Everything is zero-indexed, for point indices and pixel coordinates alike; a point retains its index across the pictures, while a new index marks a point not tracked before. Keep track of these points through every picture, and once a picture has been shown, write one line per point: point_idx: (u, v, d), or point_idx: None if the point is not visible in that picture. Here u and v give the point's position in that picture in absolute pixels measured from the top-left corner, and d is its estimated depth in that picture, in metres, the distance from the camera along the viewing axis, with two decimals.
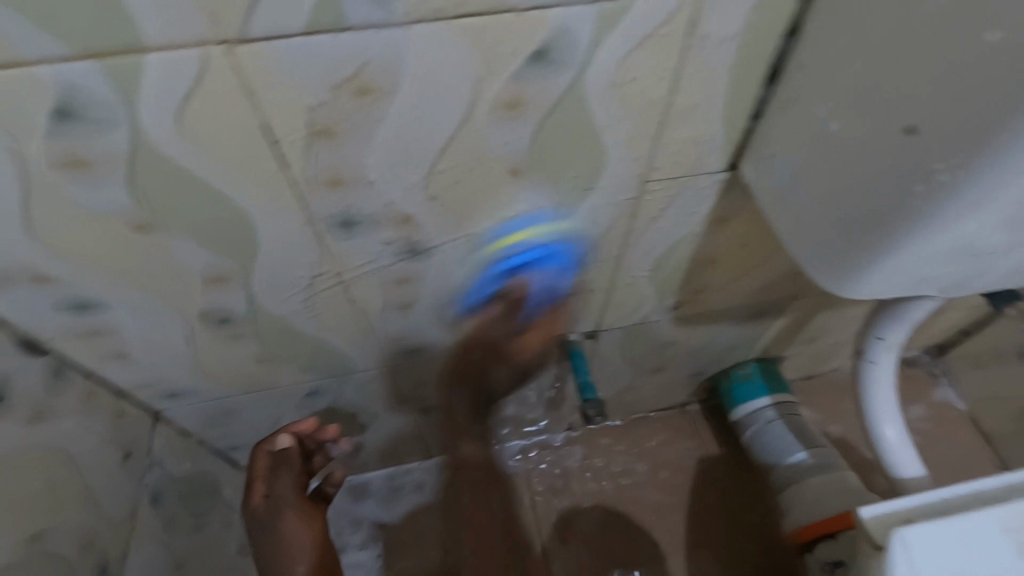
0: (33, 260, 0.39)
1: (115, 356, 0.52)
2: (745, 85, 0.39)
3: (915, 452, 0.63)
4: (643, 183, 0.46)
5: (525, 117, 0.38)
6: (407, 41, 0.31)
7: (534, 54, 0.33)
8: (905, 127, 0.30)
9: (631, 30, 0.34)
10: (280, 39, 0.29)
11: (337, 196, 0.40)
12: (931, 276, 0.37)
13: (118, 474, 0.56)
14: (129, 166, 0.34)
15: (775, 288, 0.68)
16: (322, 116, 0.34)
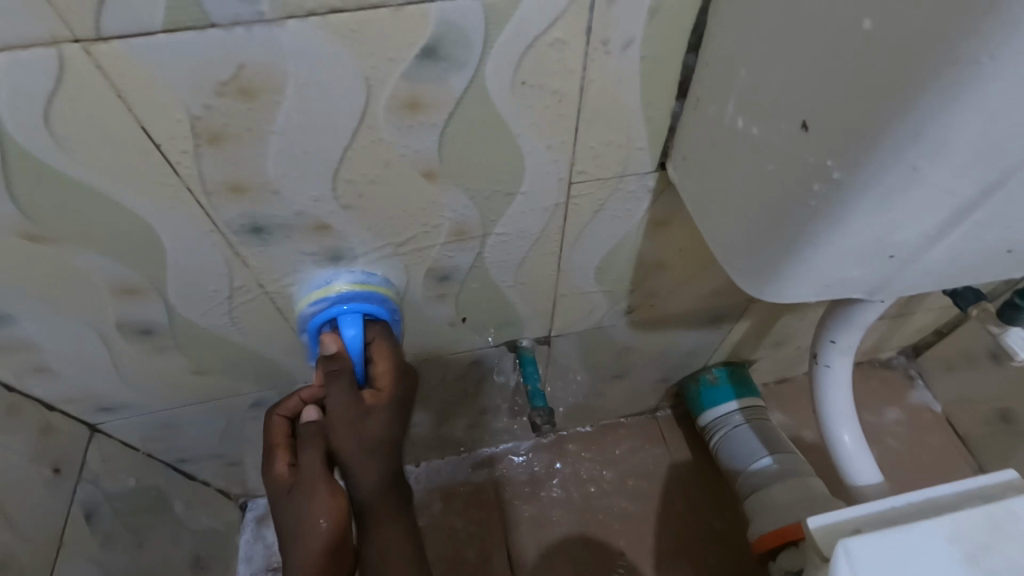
0: None
1: (34, 367, 0.50)
2: (660, 82, 0.38)
3: (873, 458, 0.61)
4: (569, 185, 0.45)
5: (428, 118, 0.36)
6: (283, 38, 0.30)
7: (424, 52, 0.32)
8: (801, 123, 0.29)
9: (525, 24, 0.32)
10: (141, 38, 0.28)
11: (239, 201, 0.38)
12: (852, 282, 0.36)
13: (46, 490, 0.54)
14: (5, 173, 0.33)
15: (730, 290, 0.66)
16: (204, 118, 0.32)
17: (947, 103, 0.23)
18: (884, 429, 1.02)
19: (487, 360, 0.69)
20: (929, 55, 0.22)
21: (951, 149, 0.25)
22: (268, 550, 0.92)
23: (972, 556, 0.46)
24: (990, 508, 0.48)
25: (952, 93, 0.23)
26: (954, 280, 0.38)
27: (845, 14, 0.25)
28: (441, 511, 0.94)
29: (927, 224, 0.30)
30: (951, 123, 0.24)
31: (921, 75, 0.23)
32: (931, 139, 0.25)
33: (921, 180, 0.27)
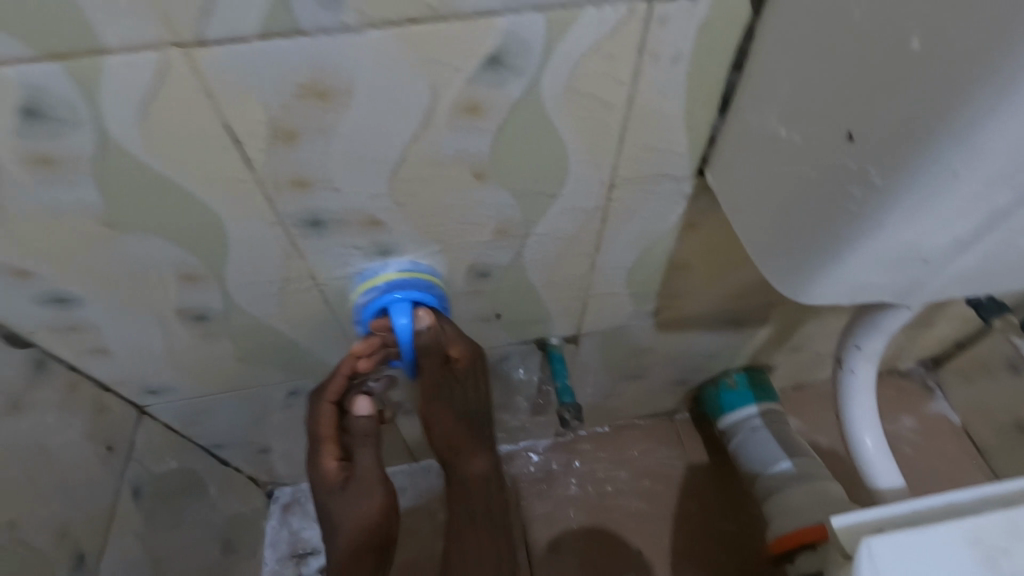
0: (9, 255, 0.40)
1: (94, 349, 0.53)
2: (704, 93, 0.40)
3: (895, 463, 0.62)
4: (609, 188, 0.47)
5: (485, 121, 0.38)
6: (362, 46, 0.32)
7: (489, 60, 0.34)
8: (846, 133, 0.31)
9: (583, 36, 0.34)
10: (235, 43, 0.30)
11: (303, 196, 0.41)
12: (885, 284, 0.38)
13: (100, 467, 0.57)
14: (99, 166, 0.35)
15: (755, 294, 0.68)
16: (282, 117, 0.35)
17: (991, 123, 0.25)
18: (900, 438, 1.02)
19: (515, 357, 0.71)
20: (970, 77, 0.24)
21: (987, 163, 0.27)
22: (293, 536, 0.95)
23: (993, 559, 0.47)
24: (1011, 512, 0.49)
25: (992, 113, 0.24)
26: (984, 286, 0.39)
27: (893, 33, 0.27)
28: None
29: (963, 230, 0.32)
30: (988, 140, 0.25)
31: (966, 94, 0.24)
32: (969, 154, 0.26)
33: (961, 190, 0.28)
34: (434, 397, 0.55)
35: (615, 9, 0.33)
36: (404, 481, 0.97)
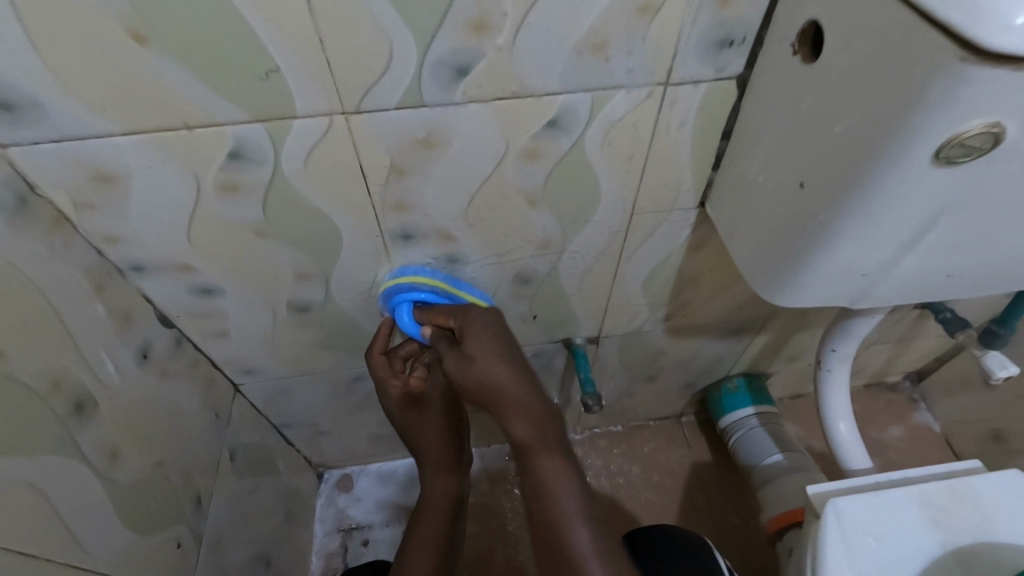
0: (183, 254, 0.54)
1: (217, 332, 0.66)
2: (704, 146, 0.53)
3: (863, 448, 0.74)
4: (631, 214, 0.60)
5: (541, 162, 0.52)
6: (462, 113, 0.46)
7: (548, 122, 0.48)
8: (800, 183, 0.43)
9: (616, 108, 0.48)
10: (378, 111, 0.44)
11: (401, 215, 0.54)
12: (840, 292, 0.50)
13: (210, 429, 0.70)
14: (266, 190, 0.49)
15: (750, 306, 0.80)
16: (399, 159, 0.49)
17: (885, 184, 0.37)
18: (886, 444, 1.13)
19: (545, 354, 0.84)
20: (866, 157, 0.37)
21: (888, 209, 0.39)
22: (339, 513, 1.07)
23: (935, 518, 0.59)
24: (951, 483, 0.60)
25: (883, 179, 0.37)
26: (916, 295, 0.51)
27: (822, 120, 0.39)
28: (487, 489, 1.09)
29: (886, 251, 0.44)
30: (884, 194, 0.38)
31: (865, 165, 0.37)
32: (875, 203, 0.39)
33: (876, 224, 0.41)
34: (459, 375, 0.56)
35: (641, 90, 0.47)
36: None
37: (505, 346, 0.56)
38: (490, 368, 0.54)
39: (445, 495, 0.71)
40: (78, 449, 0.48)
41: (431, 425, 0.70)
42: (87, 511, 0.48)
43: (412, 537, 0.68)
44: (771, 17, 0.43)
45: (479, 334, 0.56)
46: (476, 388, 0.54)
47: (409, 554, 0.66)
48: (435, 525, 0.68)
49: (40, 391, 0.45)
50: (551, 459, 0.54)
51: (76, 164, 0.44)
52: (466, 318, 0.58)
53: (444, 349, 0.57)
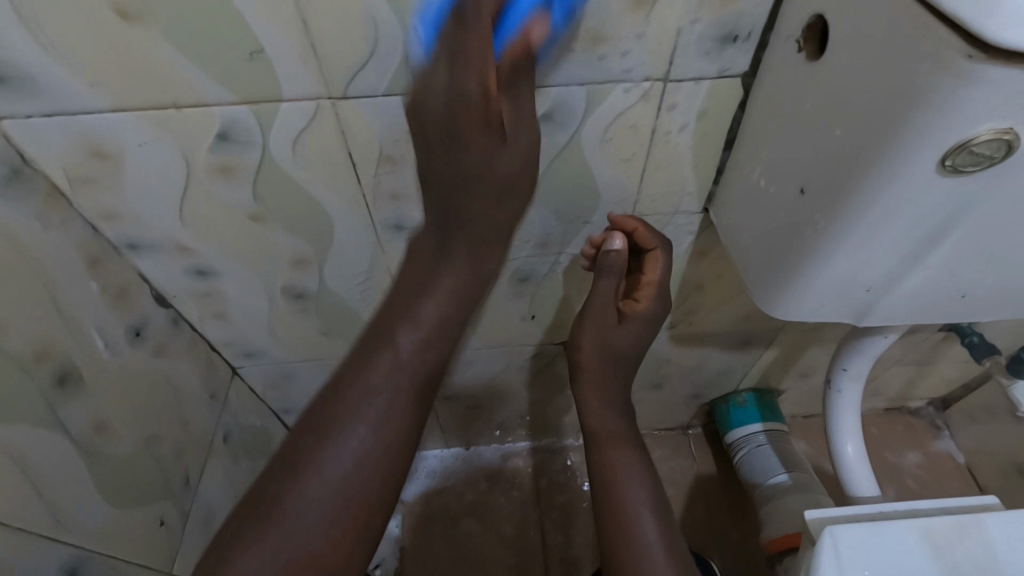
0: (177, 234, 0.54)
1: (216, 315, 0.66)
2: (706, 147, 0.51)
3: (871, 472, 0.71)
4: (632, 216, 0.58)
5: (536, 157, 0.50)
6: None
7: (542, 116, 0.46)
8: (800, 189, 0.41)
9: (613, 103, 0.46)
10: (367, 97, 0.43)
11: (394, 205, 0.54)
12: (839, 307, 0.47)
13: (206, 410, 0.70)
14: (256, 173, 0.49)
15: (760, 318, 0.77)
16: (390, 148, 0.48)
17: (888, 189, 0.35)
18: (903, 470, 1.08)
19: (546, 355, 0.82)
20: (867, 159, 0.34)
21: (893, 217, 0.37)
22: None
23: (939, 554, 0.55)
24: (962, 519, 0.57)
25: (885, 184, 0.35)
26: (922, 315, 0.48)
27: (822, 121, 0.37)
28: (484, 488, 1.08)
29: (890, 264, 0.42)
30: (887, 200, 0.36)
31: (865, 169, 0.35)
32: (877, 209, 0.36)
33: (880, 232, 0.38)
34: (598, 346, 0.60)
35: (639, 86, 0.45)
36: (435, 465, 1.10)
37: (646, 342, 0.62)
38: (621, 354, 0.61)
39: (431, 295, 0.46)
40: (59, 420, 0.48)
41: (506, 151, 0.42)
42: (67, 482, 0.49)
43: (315, 463, 0.43)
44: (776, 14, 0.41)
45: (639, 325, 0.60)
46: (598, 360, 0.61)
47: (318, 505, 0.42)
48: (368, 456, 0.44)
49: (23, 360, 0.45)
50: (627, 456, 0.60)
51: (69, 139, 0.44)
52: (647, 302, 0.59)
53: (607, 308, 0.59)
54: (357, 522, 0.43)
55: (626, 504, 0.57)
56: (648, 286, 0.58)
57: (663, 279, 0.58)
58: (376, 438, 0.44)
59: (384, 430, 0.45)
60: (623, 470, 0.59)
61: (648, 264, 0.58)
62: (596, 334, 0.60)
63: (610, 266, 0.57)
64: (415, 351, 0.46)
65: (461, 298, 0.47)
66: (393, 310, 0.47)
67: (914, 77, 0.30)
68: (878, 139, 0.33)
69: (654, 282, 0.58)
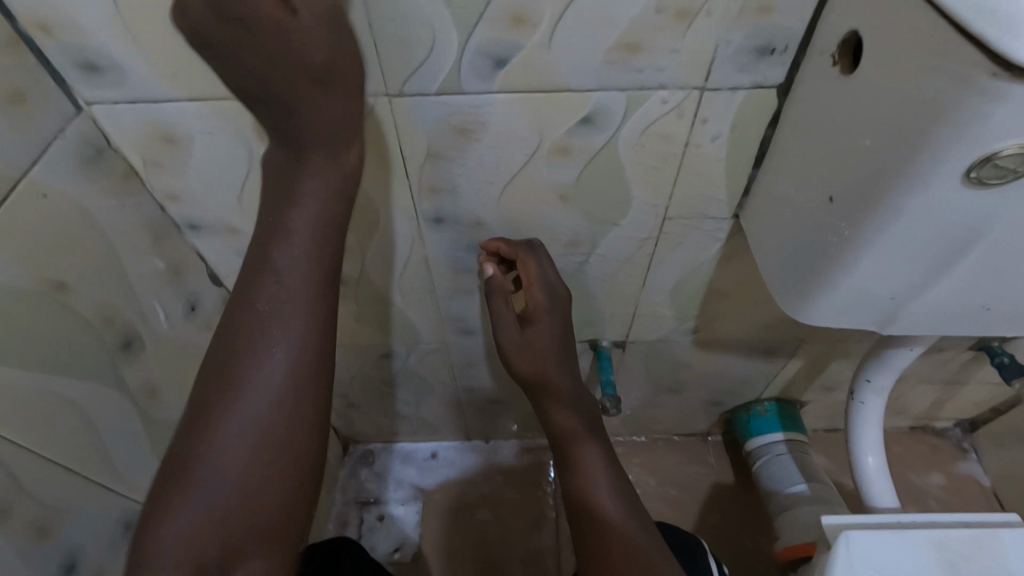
0: (233, 217, 0.58)
1: None
2: (740, 155, 0.53)
3: (891, 484, 0.71)
4: (663, 219, 0.60)
5: (574, 159, 0.53)
6: (497, 102, 0.47)
7: (582, 118, 0.49)
8: (826, 198, 0.43)
9: (651, 109, 0.48)
10: (419, 96, 0.47)
11: (435, 198, 0.57)
12: (862, 315, 0.48)
13: None
14: None
15: (785, 327, 0.78)
16: (436, 143, 0.51)
17: (914, 197, 0.36)
18: (925, 490, 1.07)
19: None
20: (896, 169, 0.36)
21: (915, 225, 0.38)
22: (360, 487, 1.10)
23: (954, 564, 0.56)
24: (980, 532, 0.57)
25: (911, 193, 0.36)
26: (943, 327, 0.49)
27: (852, 133, 0.39)
28: (501, 482, 1.10)
29: (912, 274, 0.43)
30: (912, 208, 0.37)
31: (891, 178, 0.36)
32: (902, 217, 0.38)
33: (902, 240, 0.40)
34: (520, 355, 0.61)
35: (677, 93, 0.47)
36: (454, 456, 1.13)
37: (562, 334, 0.62)
38: (544, 351, 0.61)
39: (301, 201, 0.39)
40: (122, 381, 0.52)
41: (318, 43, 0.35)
42: (122, 441, 0.52)
43: (211, 425, 0.38)
44: (814, 28, 0.42)
45: (542, 320, 0.61)
46: (530, 370, 0.61)
47: (229, 466, 0.37)
48: (264, 411, 0.38)
49: (95, 324, 0.49)
50: (597, 459, 0.60)
51: (147, 125, 0.49)
52: (537, 298, 0.60)
53: (507, 321, 0.61)
54: (289, 461, 0.39)
55: (593, 506, 0.57)
56: (530, 286, 0.60)
57: (541, 272, 0.60)
58: (283, 377, 0.39)
59: (293, 368, 0.39)
60: (591, 474, 0.59)
61: (522, 269, 0.60)
62: (510, 348, 0.61)
63: (495, 287, 0.61)
64: (311, 240, 0.39)
65: (340, 190, 0.40)
66: (274, 212, 0.39)
67: (944, 91, 0.31)
68: (907, 150, 0.35)
69: (533, 278, 0.59)
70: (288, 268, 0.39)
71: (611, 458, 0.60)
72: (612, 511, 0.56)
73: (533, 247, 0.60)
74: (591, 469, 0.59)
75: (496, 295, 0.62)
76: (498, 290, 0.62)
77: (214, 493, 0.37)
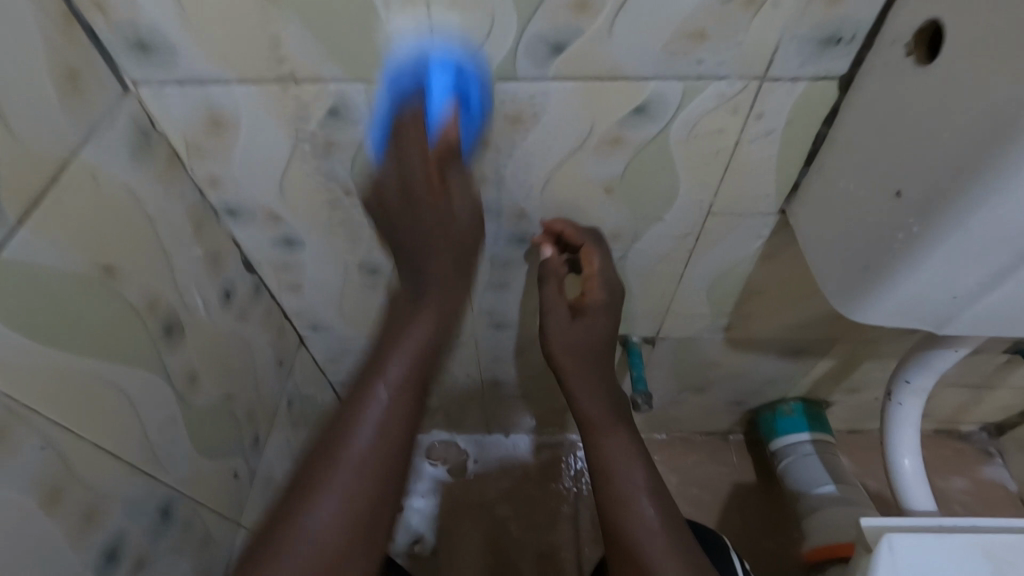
0: (273, 203, 0.58)
1: (292, 284, 0.69)
2: (793, 149, 0.52)
3: (928, 488, 0.69)
4: (707, 214, 0.59)
5: (622, 150, 0.52)
6: (551, 88, 0.46)
7: (636, 108, 0.48)
8: (895, 192, 0.41)
9: (707, 100, 0.47)
10: (472, 81, 0.46)
11: (479, 188, 0.56)
12: (921, 315, 0.47)
13: (274, 375, 0.74)
14: (355, 150, 0.52)
15: (820, 327, 0.77)
16: (485, 131, 0.50)
17: (998, 194, 0.35)
18: (949, 494, 1.05)
19: None
20: (981, 164, 0.34)
21: (996, 224, 0.37)
22: None
23: (999, 568, 0.55)
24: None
25: (994, 189, 0.35)
26: (1005, 329, 0.48)
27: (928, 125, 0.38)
28: (521, 477, 1.10)
29: (982, 274, 0.41)
30: (993, 205, 0.36)
31: (974, 172, 0.35)
32: (982, 214, 0.36)
33: (979, 239, 0.38)
34: (565, 348, 0.60)
35: (736, 83, 0.46)
36: (473, 450, 1.12)
37: (612, 332, 0.61)
38: (593, 348, 0.60)
39: (413, 327, 0.49)
40: (162, 366, 0.52)
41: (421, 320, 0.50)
42: (162, 427, 0.52)
43: (313, 495, 0.44)
44: (885, 16, 0.41)
45: (597, 316, 0.60)
46: (575, 362, 0.60)
47: (319, 528, 0.43)
48: (344, 509, 0.44)
49: (138, 308, 0.49)
50: (632, 463, 0.57)
51: (193, 107, 0.48)
52: (596, 293, 0.60)
53: (558, 308, 0.60)
54: (375, 485, 0.45)
55: (627, 512, 0.54)
56: (591, 278, 0.60)
57: (603, 268, 0.60)
58: (375, 435, 0.46)
59: (382, 424, 0.46)
60: (626, 478, 0.56)
61: (585, 259, 0.60)
62: (554, 337, 0.60)
63: (550, 271, 0.60)
64: (402, 380, 0.48)
65: (441, 329, 0.50)
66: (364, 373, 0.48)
67: None
68: (996, 143, 0.33)
69: (596, 272, 0.59)
70: (461, 214, 0.49)
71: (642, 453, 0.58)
72: (643, 514, 0.54)
73: (599, 241, 0.60)
74: (627, 472, 0.56)
75: (550, 282, 0.60)
76: (551, 274, 0.60)
77: (303, 537, 0.43)
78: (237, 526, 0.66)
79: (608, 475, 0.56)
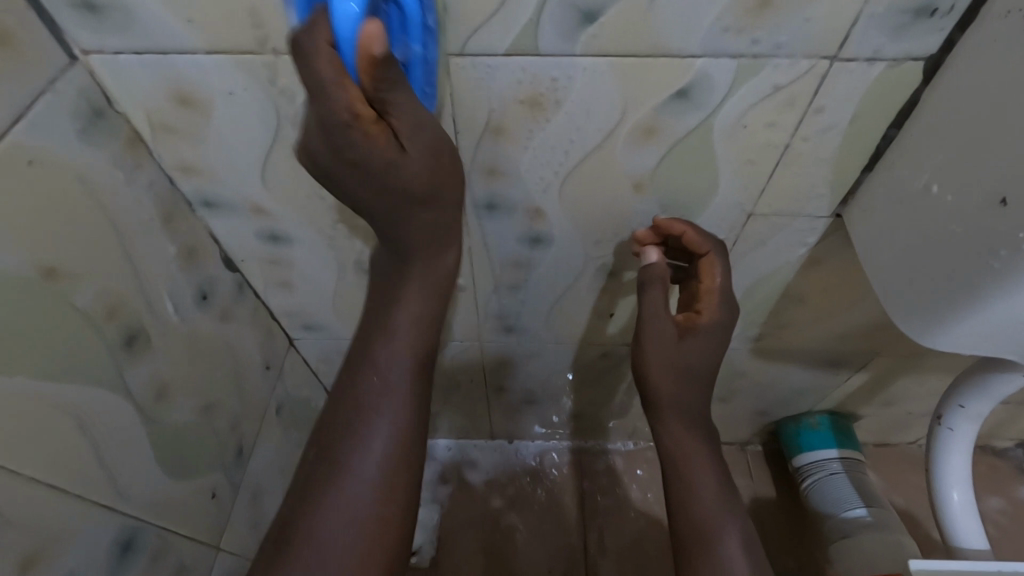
0: (255, 194, 0.51)
1: (281, 282, 0.62)
2: (858, 144, 0.44)
3: (979, 521, 0.63)
4: (749, 216, 0.51)
5: (657, 142, 0.44)
6: (578, 64, 0.39)
7: (678, 91, 0.40)
8: (1000, 198, 0.34)
9: (762, 84, 0.40)
10: (484, 56, 0.38)
11: (490, 181, 0.49)
12: (1011, 343, 0.39)
13: (261, 382, 0.67)
14: None
15: (861, 339, 0.70)
16: (498, 115, 0.42)
17: None
18: (982, 514, 0.99)
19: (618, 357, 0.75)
20: None
21: None
22: None
23: None
24: None
25: None
26: None
27: None
28: (527, 484, 1.04)
29: None
30: None
31: None
32: None
33: None
34: (667, 368, 0.52)
35: (799, 63, 0.38)
36: (477, 455, 1.06)
37: (718, 357, 0.54)
38: (693, 373, 0.53)
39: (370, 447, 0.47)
40: (124, 382, 0.45)
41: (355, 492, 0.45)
42: (122, 449, 0.45)
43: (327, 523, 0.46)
44: None
45: (708, 336, 0.52)
46: (672, 383, 0.53)
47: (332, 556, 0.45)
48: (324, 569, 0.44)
49: (93, 317, 0.42)
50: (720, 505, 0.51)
51: (158, 82, 0.41)
52: (714, 310, 0.52)
53: (666, 326, 0.52)
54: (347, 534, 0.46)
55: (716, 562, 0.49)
56: (708, 291, 0.52)
57: (724, 283, 0.52)
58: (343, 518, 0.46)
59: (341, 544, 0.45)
60: (715, 522, 0.50)
61: (703, 268, 0.52)
62: (659, 356, 0.52)
63: (653, 275, 0.52)
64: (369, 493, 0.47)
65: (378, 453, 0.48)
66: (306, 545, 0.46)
67: None
68: None
69: (716, 287, 0.52)
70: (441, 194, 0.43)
71: (719, 461, 0.54)
72: (719, 520, 0.50)
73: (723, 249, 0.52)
74: (717, 517, 0.51)
75: (654, 290, 0.52)
76: (656, 276, 0.52)
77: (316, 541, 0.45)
78: (216, 548, 0.60)
79: (699, 515, 0.51)
